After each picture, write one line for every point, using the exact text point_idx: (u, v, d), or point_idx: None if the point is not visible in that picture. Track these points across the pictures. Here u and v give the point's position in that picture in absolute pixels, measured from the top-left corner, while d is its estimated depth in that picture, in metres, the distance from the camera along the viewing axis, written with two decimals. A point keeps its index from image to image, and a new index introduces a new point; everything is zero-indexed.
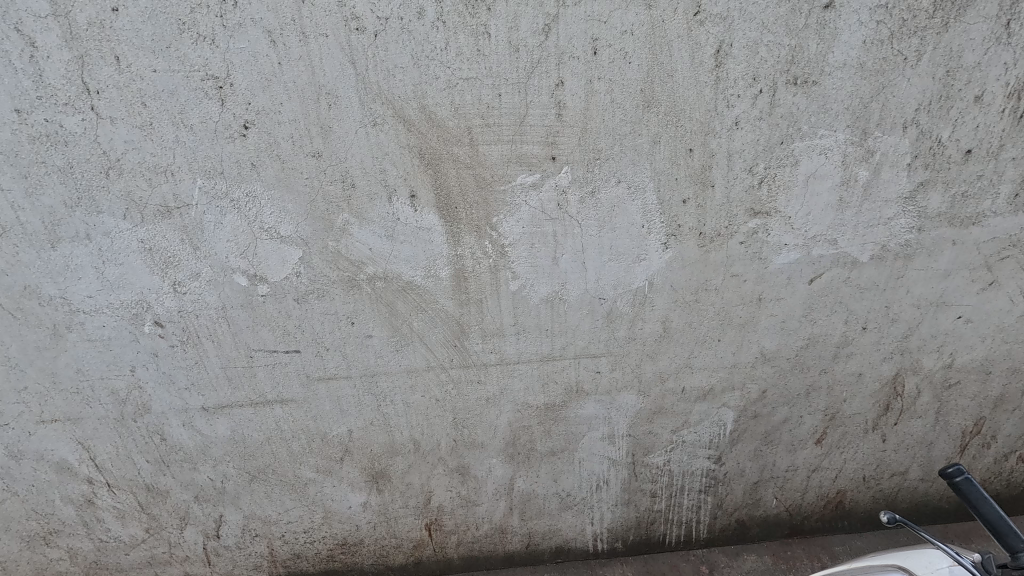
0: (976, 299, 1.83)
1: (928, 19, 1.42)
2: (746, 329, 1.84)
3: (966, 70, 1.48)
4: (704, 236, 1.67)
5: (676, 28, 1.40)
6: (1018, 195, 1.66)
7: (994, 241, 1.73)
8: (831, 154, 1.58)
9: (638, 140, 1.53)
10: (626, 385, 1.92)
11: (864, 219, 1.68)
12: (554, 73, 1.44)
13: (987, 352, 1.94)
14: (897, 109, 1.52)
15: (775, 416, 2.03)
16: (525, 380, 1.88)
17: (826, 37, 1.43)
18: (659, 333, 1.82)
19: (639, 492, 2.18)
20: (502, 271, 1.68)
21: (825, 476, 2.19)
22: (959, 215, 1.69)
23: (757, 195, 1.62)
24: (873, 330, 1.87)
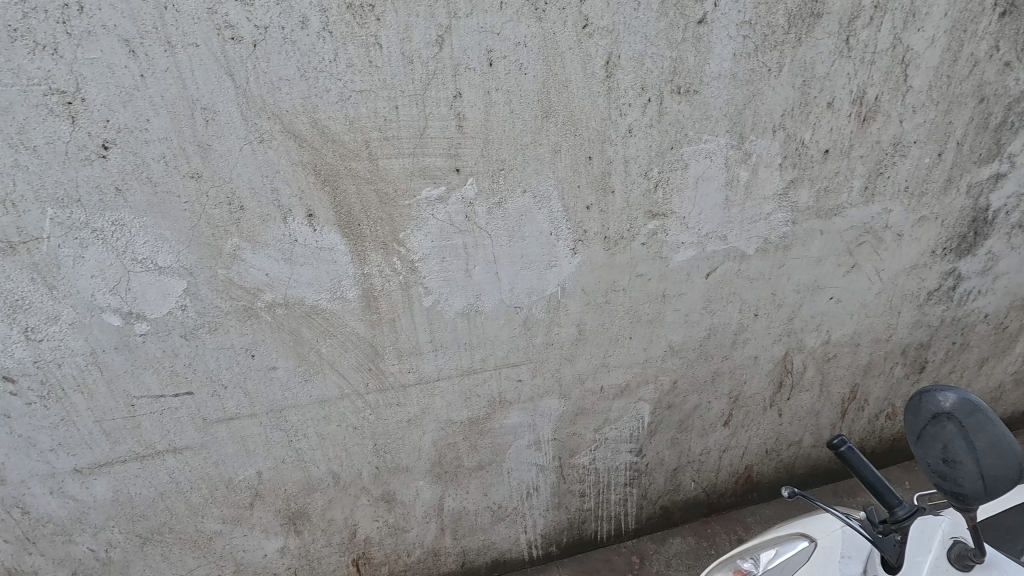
0: (843, 281, 2.07)
1: (785, 35, 1.58)
2: (654, 325, 1.94)
3: (819, 79, 1.67)
4: (609, 239, 1.73)
5: (567, 40, 1.44)
6: (868, 188, 1.90)
7: (853, 228, 1.97)
8: (715, 158, 1.70)
9: (539, 149, 1.55)
10: (547, 390, 1.94)
11: (747, 216, 1.83)
12: (451, 85, 1.42)
13: (855, 327, 2.20)
14: (766, 116, 1.68)
15: (687, 404, 2.16)
16: (446, 397, 1.84)
17: (701, 49, 1.53)
18: (575, 336, 1.87)
19: (569, 494, 2.21)
20: (414, 287, 1.63)
21: (734, 453, 2.36)
22: (824, 208, 1.89)
23: (654, 198, 1.71)
24: (763, 316, 2.05)
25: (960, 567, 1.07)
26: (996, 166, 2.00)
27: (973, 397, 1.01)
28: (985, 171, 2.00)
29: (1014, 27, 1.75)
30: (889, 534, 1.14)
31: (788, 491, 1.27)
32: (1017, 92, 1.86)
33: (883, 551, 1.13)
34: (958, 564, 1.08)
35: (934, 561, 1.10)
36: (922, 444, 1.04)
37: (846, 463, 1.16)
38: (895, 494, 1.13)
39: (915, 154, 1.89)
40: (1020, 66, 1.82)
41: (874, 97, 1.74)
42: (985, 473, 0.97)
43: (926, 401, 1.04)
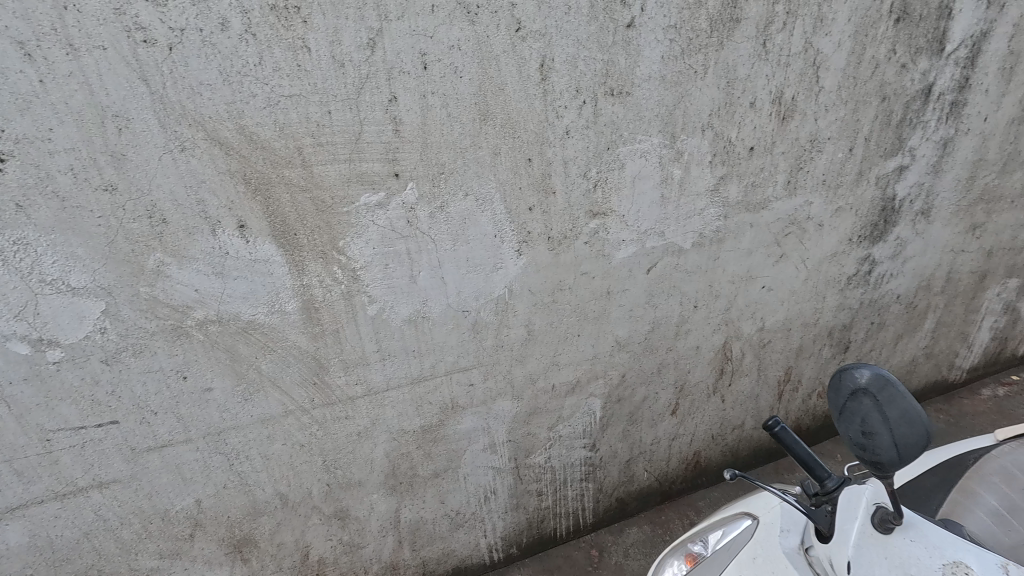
0: (773, 270, 2.19)
1: (708, 39, 1.66)
2: (601, 322, 1.98)
3: (741, 81, 1.76)
4: (553, 239, 1.76)
5: (501, 43, 1.45)
6: (790, 182, 2.03)
7: (779, 220, 2.09)
8: (649, 157, 1.76)
9: (479, 153, 1.55)
10: (499, 392, 1.94)
11: (682, 212, 1.91)
12: (386, 89, 1.39)
13: (786, 313, 2.33)
14: (695, 116, 1.76)
15: (635, 396, 2.22)
16: (397, 406, 1.80)
17: (631, 52, 1.58)
18: (524, 336, 1.88)
19: (526, 494, 2.22)
20: (357, 296, 1.59)
21: (683, 441, 2.44)
22: (752, 202, 2.00)
23: (594, 198, 1.75)
24: (702, 307, 2.14)
25: (882, 534, 1.05)
26: (900, 159, 2.18)
27: (886, 373, 1.06)
28: (891, 164, 2.17)
29: (908, 32, 1.92)
30: (821, 505, 1.15)
31: (730, 473, 1.31)
32: (913, 91, 2.04)
33: (816, 522, 1.13)
34: (880, 531, 1.06)
35: (858, 531, 1.07)
36: (844, 420, 1.11)
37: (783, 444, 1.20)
38: (824, 467, 1.16)
39: (830, 149, 2.03)
40: (914, 68, 1.99)
41: (791, 97, 1.86)
42: (898, 443, 1.02)
43: (845, 377, 1.10)
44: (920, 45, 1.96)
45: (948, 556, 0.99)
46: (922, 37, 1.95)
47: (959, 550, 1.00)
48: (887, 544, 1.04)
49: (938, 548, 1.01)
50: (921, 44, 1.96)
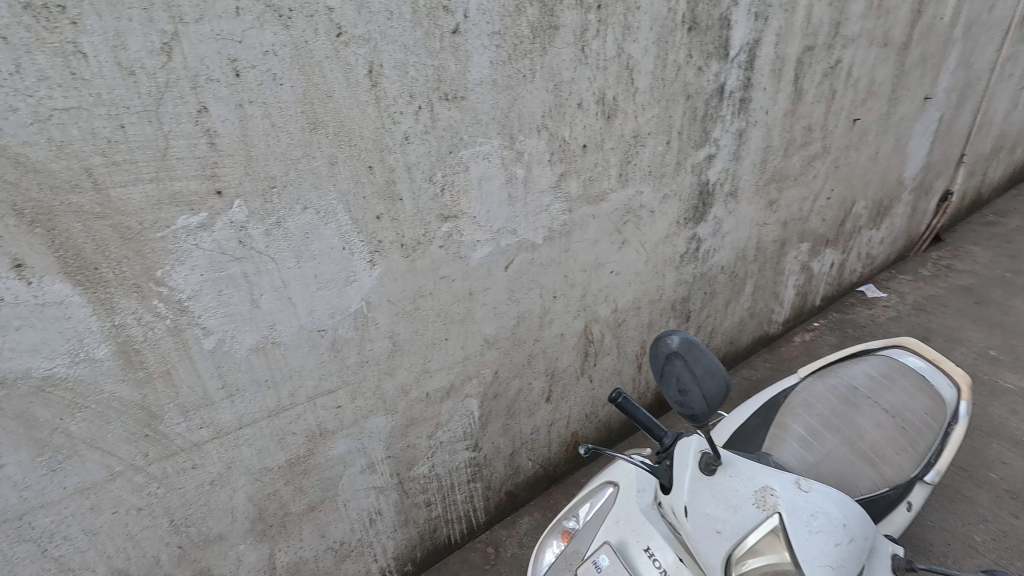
0: (618, 256, 2.40)
1: (531, 45, 1.76)
2: (466, 323, 2.00)
3: (567, 84, 1.90)
4: (406, 247, 1.73)
5: (322, 49, 1.39)
6: (622, 174, 2.23)
7: (617, 210, 2.29)
8: (492, 158, 1.82)
9: (314, 163, 1.47)
10: (371, 409, 1.87)
11: (530, 209, 2.00)
12: (192, 99, 1.26)
13: (634, 293, 2.57)
14: (529, 118, 1.85)
15: (510, 390, 2.28)
16: (256, 444, 1.65)
17: (460, 58, 1.62)
18: (390, 348, 1.83)
19: (415, 508, 2.17)
20: (188, 331, 1.42)
21: (561, 424, 2.57)
22: (592, 195, 2.17)
23: (442, 202, 1.76)
24: (561, 296, 2.27)
25: (710, 475, 1.14)
26: (707, 149, 2.52)
27: (690, 336, 1.16)
28: (701, 153, 2.50)
29: (699, 40, 2.21)
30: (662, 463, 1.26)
31: (584, 450, 1.38)
32: (710, 90, 2.37)
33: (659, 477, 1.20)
34: (708, 473, 1.15)
35: (692, 477, 1.16)
36: (663, 382, 1.18)
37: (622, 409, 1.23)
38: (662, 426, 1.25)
39: (651, 143, 2.27)
40: (708, 70, 2.31)
41: (612, 97, 2.05)
42: (707, 395, 1.13)
43: (660, 343, 1.17)
44: (710, 50, 2.27)
45: (759, 482, 1.13)
46: (710, 44, 2.26)
47: (765, 475, 1.14)
48: (714, 483, 1.14)
49: (751, 478, 1.13)
50: (711, 49, 2.27)
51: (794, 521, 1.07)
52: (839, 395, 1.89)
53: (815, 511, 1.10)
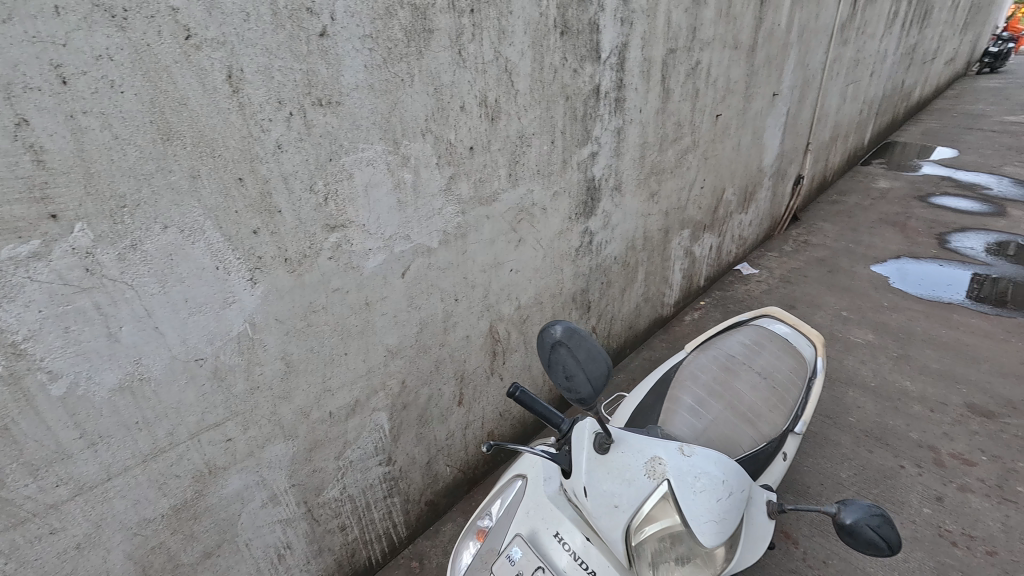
0: (515, 254, 2.46)
1: (406, 48, 1.74)
2: (366, 335, 1.94)
3: (447, 87, 1.90)
4: (290, 261, 1.64)
5: (170, 52, 1.27)
6: (512, 174, 2.28)
7: (510, 209, 2.34)
8: (377, 164, 1.78)
9: (172, 177, 1.34)
10: (267, 438, 1.75)
11: (422, 214, 1.98)
12: (8, 111, 1.10)
13: (534, 289, 2.65)
14: (411, 121, 1.83)
15: (420, 398, 2.25)
16: (130, 494, 1.47)
17: (331, 62, 1.56)
18: (282, 370, 1.72)
19: (329, 534, 2.06)
20: (28, 377, 1.23)
21: (476, 426, 2.58)
22: (483, 196, 2.20)
23: (327, 212, 1.68)
24: (462, 299, 2.28)
25: (604, 454, 1.21)
26: (590, 147, 2.65)
27: (572, 324, 1.22)
28: (584, 151, 2.63)
29: (572, 43, 2.32)
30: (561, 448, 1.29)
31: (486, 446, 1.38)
32: (587, 91, 2.50)
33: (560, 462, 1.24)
34: (602, 452, 1.21)
35: (587, 458, 1.21)
36: (553, 371, 1.21)
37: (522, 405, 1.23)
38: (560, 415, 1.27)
39: (537, 143, 2.35)
40: (583, 72, 2.44)
41: (494, 99, 2.09)
42: (591, 378, 1.19)
43: (546, 333, 1.21)
44: (583, 53, 2.40)
45: (648, 454, 1.22)
46: (583, 47, 2.38)
47: (653, 446, 1.24)
48: (608, 460, 1.21)
49: (641, 450, 1.23)
50: (584, 52, 2.40)
51: (680, 484, 1.17)
52: (721, 365, 2.08)
53: (698, 473, 1.21)
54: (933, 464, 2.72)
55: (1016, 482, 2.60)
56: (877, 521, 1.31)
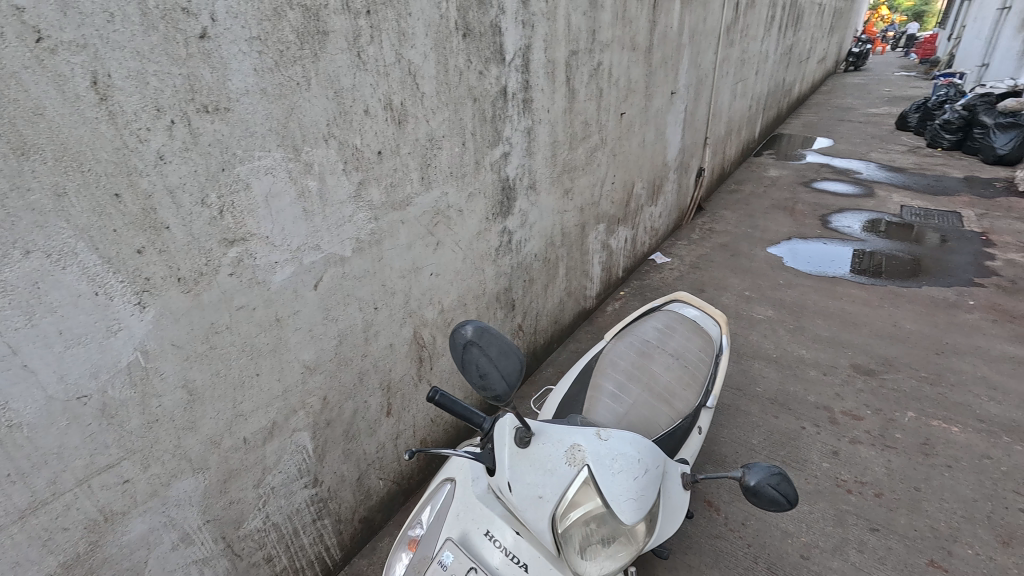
0: (434, 258, 2.44)
1: (300, 51, 1.67)
2: (279, 353, 1.84)
3: (348, 91, 1.84)
4: (185, 280, 1.52)
5: (18, 57, 1.14)
6: (424, 178, 2.26)
7: (425, 213, 2.32)
8: (276, 173, 1.69)
9: (31, 196, 1.20)
10: (172, 474, 1.61)
11: (332, 222, 1.91)
12: None
13: (457, 291, 2.65)
14: (311, 126, 1.76)
15: (344, 414, 2.17)
16: (7, 557, 1.30)
17: (215, 66, 1.46)
18: (185, 399, 1.59)
19: (253, 568, 1.94)
20: None
21: (407, 435, 2.53)
22: (396, 201, 2.15)
23: (223, 225, 1.58)
24: (383, 307, 2.22)
25: (525, 447, 1.25)
26: (501, 148, 2.69)
27: (482, 322, 1.22)
28: (496, 152, 2.66)
29: (475, 45, 2.34)
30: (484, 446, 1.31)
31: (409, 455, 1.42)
32: (494, 93, 2.53)
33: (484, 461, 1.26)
34: (523, 446, 1.25)
35: (509, 453, 1.24)
36: (467, 371, 1.21)
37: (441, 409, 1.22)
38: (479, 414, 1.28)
39: (447, 146, 2.34)
40: (488, 74, 2.46)
41: (399, 102, 2.05)
42: (504, 374, 1.22)
43: (456, 335, 1.21)
44: (487, 55, 2.42)
45: (567, 442, 1.28)
46: (486, 49, 2.40)
47: (572, 434, 1.30)
48: (529, 453, 1.25)
49: (560, 439, 1.28)
50: (488, 54, 2.42)
51: (599, 467, 1.23)
52: (638, 350, 2.19)
53: (616, 455, 1.28)
54: (829, 423, 3.02)
55: (895, 430, 2.95)
56: (777, 479, 1.44)
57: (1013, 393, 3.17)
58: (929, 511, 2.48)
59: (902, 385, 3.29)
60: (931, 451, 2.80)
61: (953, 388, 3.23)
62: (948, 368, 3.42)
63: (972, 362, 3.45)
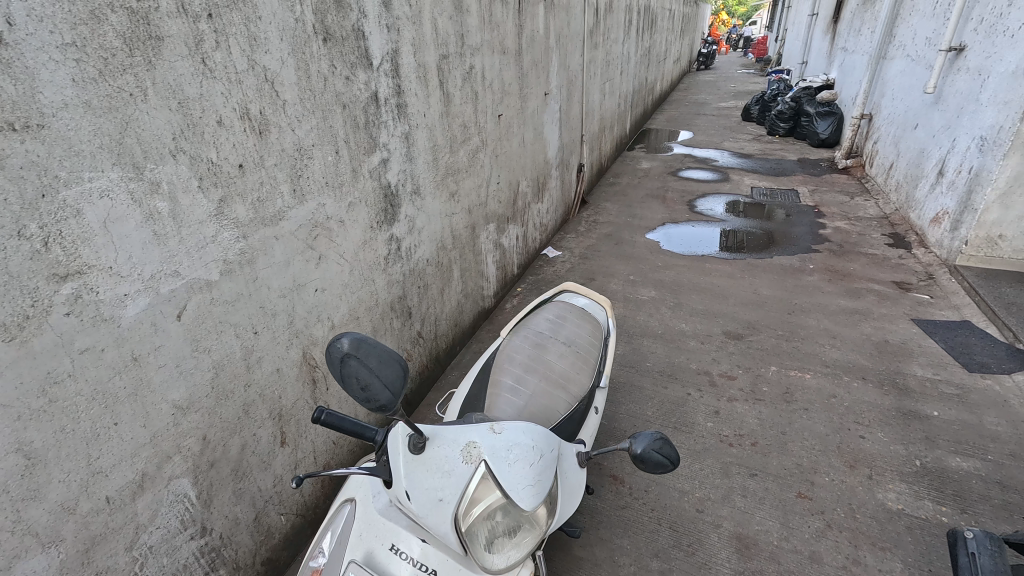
0: (318, 273, 2.32)
1: (129, 58, 1.49)
2: (142, 396, 1.64)
3: (195, 101, 1.69)
4: (4, 328, 1.30)
5: None
6: (296, 190, 2.14)
7: (301, 227, 2.20)
8: (115, 195, 1.51)
9: None
10: (14, 555, 1.37)
11: (191, 245, 1.74)
12: None
13: (347, 305, 2.55)
14: (154, 141, 1.59)
15: (231, 451, 1.99)
16: None
17: (20, 77, 1.27)
18: (22, 465, 1.36)
19: None
20: None
21: (307, 463, 2.39)
22: (266, 216, 2.01)
23: (51, 258, 1.37)
24: (264, 330, 2.07)
25: (420, 453, 1.25)
26: (379, 154, 2.63)
27: (359, 334, 1.22)
28: (374, 159, 2.59)
29: (338, 50, 2.26)
30: (379, 460, 1.30)
31: (294, 482, 1.42)
32: (364, 98, 2.46)
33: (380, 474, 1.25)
34: (418, 452, 1.26)
35: (404, 462, 1.24)
36: (348, 385, 1.20)
37: (330, 425, 1.20)
38: (372, 426, 1.27)
39: (319, 155, 2.24)
40: (357, 80, 2.39)
41: (258, 111, 1.92)
42: (387, 383, 1.21)
43: (332, 349, 1.19)
44: (352, 60, 2.35)
45: (462, 442, 1.30)
46: (351, 54, 2.33)
47: (466, 433, 1.32)
48: (425, 459, 1.25)
49: (455, 440, 1.30)
50: (353, 59, 2.35)
51: (495, 460, 1.27)
52: (533, 343, 2.26)
53: (511, 446, 1.32)
54: (709, 386, 3.36)
55: (762, 385, 3.35)
56: (660, 444, 1.57)
57: (847, 339, 3.74)
58: (794, 450, 2.86)
59: (765, 344, 3.74)
60: (791, 398, 3.22)
61: (803, 341, 3.75)
62: (798, 324, 3.95)
63: (816, 317, 4.02)
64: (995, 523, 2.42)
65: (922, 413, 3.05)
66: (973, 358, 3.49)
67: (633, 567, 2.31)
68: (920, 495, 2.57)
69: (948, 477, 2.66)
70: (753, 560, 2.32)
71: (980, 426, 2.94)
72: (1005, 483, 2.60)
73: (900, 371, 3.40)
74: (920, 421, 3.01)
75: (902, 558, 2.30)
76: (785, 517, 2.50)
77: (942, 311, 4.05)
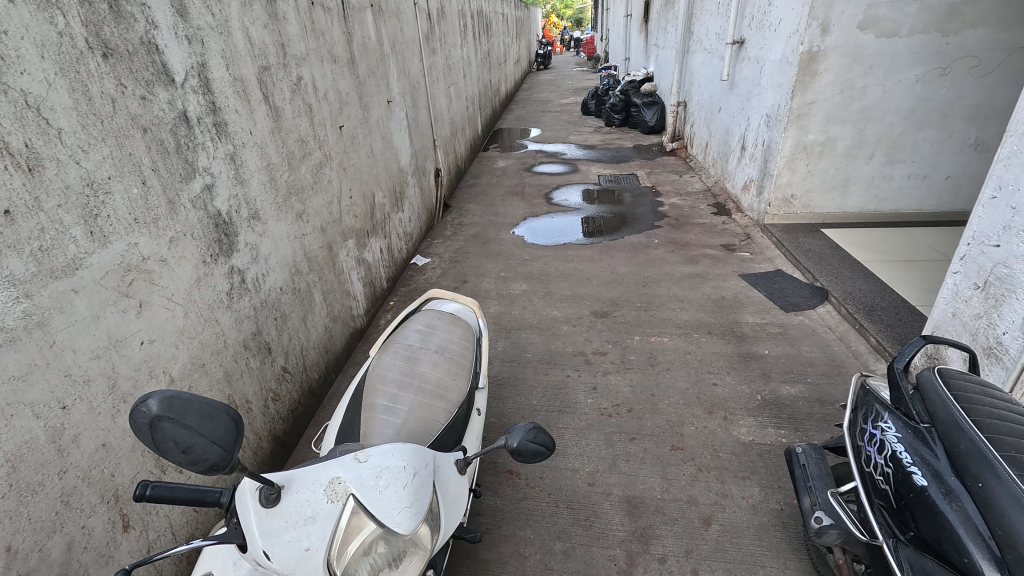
0: (142, 323, 2.01)
1: None
2: None
3: None
4: None
5: None
6: (93, 231, 1.82)
7: (109, 272, 1.88)
8: None
9: None
10: None
11: None
12: None
13: (187, 353, 2.25)
14: None
15: (55, 553, 1.65)
16: None
17: None
18: None
19: None
20: None
21: (164, 540, 2.07)
22: (53, 268, 1.68)
23: None
24: (77, 403, 1.74)
25: (275, 505, 1.19)
26: (200, 180, 2.34)
27: (169, 392, 1.12)
28: (194, 187, 2.31)
29: (126, 67, 1.96)
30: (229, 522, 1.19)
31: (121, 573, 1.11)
32: (170, 119, 2.18)
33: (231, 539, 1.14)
34: (272, 504, 1.19)
35: (258, 519, 1.16)
36: (164, 451, 1.09)
37: (157, 499, 1.06)
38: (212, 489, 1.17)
39: (119, 188, 1.93)
40: (156, 99, 2.11)
41: (22, 144, 1.59)
42: (215, 439, 1.13)
43: (136, 414, 1.07)
44: (146, 78, 2.06)
45: (325, 480, 1.25)
46: (144, 71, 2.05)
47: (328, 471, 1.27)
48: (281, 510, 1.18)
49: (318, 481, 1.25)
50: (148, 76, 2.07)
51: (363, 489, 1.24)
52: (405, 357, 2.20)
53: (378, 472, 1.29)
54: (585, 365, 3.56)
55: (630, 355, 3.63)
56: (535, 433, 1.62)
57: (693, 301, 4.22)
58: (663, 408, 3.15)
59: (627, 317, 4.07)
60: (656, 362, 3.54)
61: (658, 309, 4.15)
62: (652, 294, 4.36)
63: (665, 286, 4.47)
64: (819, 433, 2.90)
65: (757, 354, 3.55)
66: (787, 300, 4.14)
67: (539, 555, 2.36)
68: (764, 424, 2.99)
69: (783, 404, 3.13)
70: (642, 517, 2.51)
71: (799, 356, 3.51)
72: (823, 398, 3.14)
73: (736, 320, 3.93)
74: (757, 360, 3.50)
75: (758, 482, 2.65)
76: (664, 470, 2.75)
77: (760, 264, 4.75)
